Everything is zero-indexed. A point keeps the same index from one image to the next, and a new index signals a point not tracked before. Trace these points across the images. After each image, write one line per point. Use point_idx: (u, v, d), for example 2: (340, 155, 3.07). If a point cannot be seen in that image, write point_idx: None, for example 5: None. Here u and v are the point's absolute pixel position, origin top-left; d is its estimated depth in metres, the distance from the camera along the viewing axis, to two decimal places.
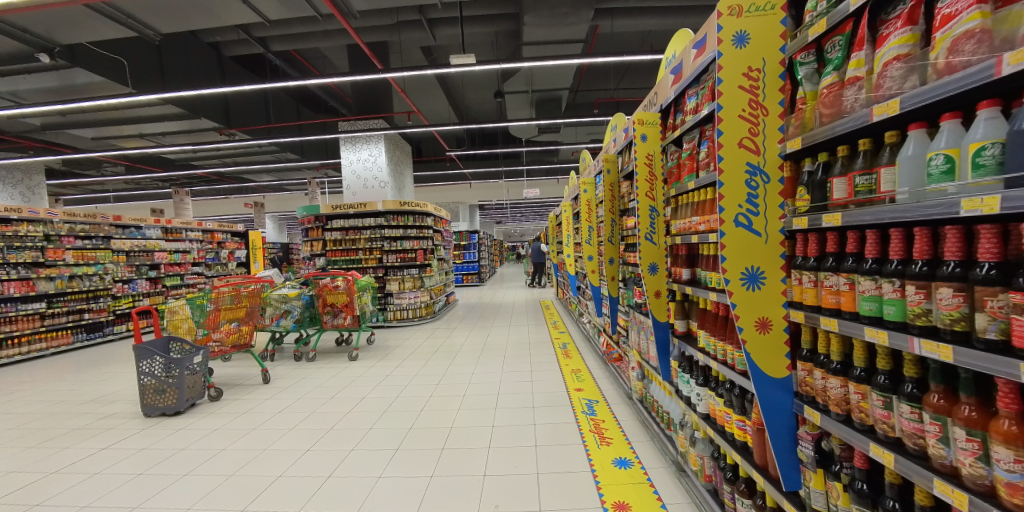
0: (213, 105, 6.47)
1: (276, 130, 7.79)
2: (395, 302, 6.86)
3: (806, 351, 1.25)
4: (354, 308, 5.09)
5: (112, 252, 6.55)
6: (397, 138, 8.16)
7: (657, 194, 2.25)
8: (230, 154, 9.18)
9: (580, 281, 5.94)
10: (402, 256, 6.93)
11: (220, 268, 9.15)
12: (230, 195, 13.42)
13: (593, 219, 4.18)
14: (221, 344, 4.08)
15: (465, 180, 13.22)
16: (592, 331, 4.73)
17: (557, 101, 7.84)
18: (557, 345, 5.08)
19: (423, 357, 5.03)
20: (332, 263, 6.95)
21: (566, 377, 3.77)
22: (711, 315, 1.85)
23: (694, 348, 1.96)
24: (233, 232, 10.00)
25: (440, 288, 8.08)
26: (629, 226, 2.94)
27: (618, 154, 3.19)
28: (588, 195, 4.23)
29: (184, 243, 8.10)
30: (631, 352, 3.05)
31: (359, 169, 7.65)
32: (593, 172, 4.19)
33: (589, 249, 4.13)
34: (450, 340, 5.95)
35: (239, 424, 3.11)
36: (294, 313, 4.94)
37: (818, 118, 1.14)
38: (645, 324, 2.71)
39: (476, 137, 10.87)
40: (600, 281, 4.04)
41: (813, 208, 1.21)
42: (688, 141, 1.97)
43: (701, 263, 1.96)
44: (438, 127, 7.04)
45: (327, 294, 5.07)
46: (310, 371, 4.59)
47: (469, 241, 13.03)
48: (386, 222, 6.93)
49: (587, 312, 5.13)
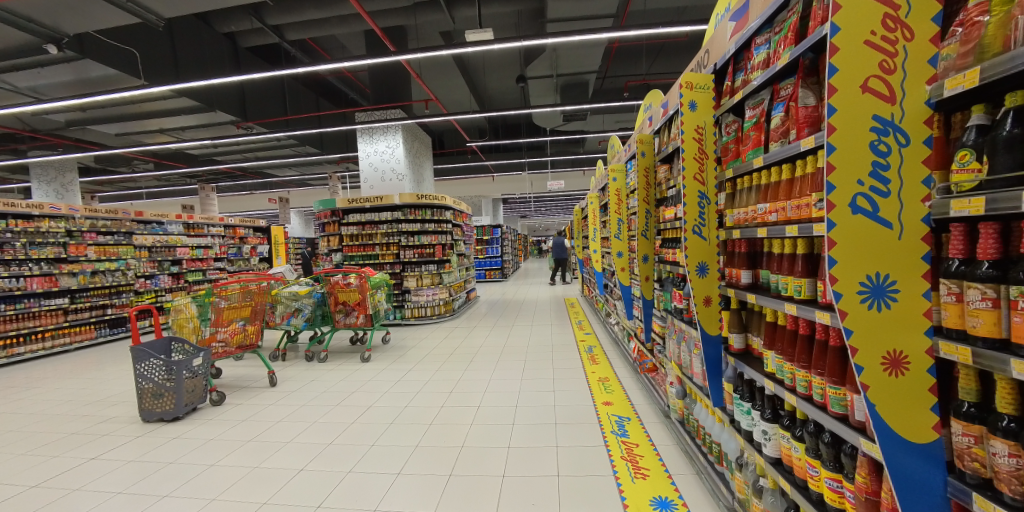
0: (229, 99, 6.46)
1: (294, 122, 7.71)
2: (413, 299, 6.63)
3: (971, 406, 0.79)
4: (367, 307, 4.87)
5: (134, 247, 7.03)
6: (416, 129, 7.90)
7: (707, 177, 1.79)
8: (252, 150, 9.23)
9: (607, 279, 5.51)
10: (419, 252, 6.64)
11: (241, 263, 9.52)
12: (255, 191, 13.66)
13: (622, 211, 3.74)
14: (226, 344, 3.95)
15: (487, 173, 12.87)
16: (622, 333, 4.32)
17: (584, 86, 7.32)
18: (583, 348, 4.68)
19: (441, 358, 4.75)
20: (348, 259, 6.76)
21: (592, 388, 3.37)
22: (784, 332, 1.41)
23: (759, 372, 1.53)
24: (256, 228, 10.25)
25: (461, 284, 7.81)
26: (669, 217, 2.49)
27: (654, 134, 2.75)
28: (616, 185, 3.79)
29: (207, 239, 8.55)
30: (669, 365, 2.62)
31: (376, 161, 7.43)
32: (624, 157, 3.73)
33: (618, 245, 3.70)
34: (469, 339, 5.67)
35: (235, 433, 2.95)
36: (305, 311, 4.78)
37: (1012, 30, 0.68)
38: (689, 334, 2.27)
39: (498, 127, 10.49)
40: (633, 279, 3.61)
41: (992, 183, 0.73)
42: (754, 106, 1.52)
43: (770, 264, 1.52)
44: (456, 115, 6.71)
45: (338, 291, 4.87)
46: (319, 373, 4.37)
47: (491, 235, 12.70)
48: (403, 216, 6.67)
49: (616, 313, 4.70)
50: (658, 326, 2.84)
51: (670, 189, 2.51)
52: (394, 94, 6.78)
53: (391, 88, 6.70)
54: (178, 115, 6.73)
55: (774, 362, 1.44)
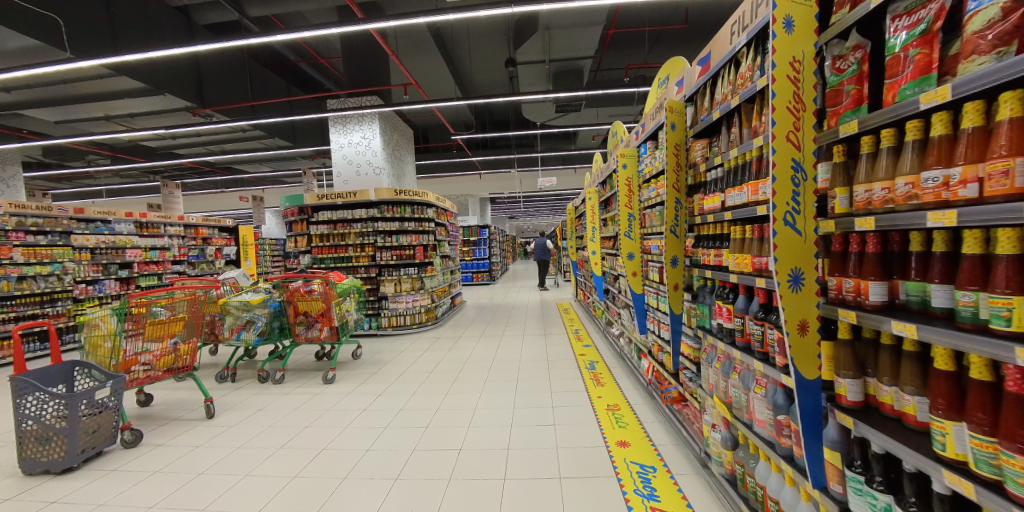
0: (185, 80, 5.75)
1: (261, 108, 6.95)
2: (390, 307, 5.92)
3: None
4: (332, 318, 4.17)
5: (72, 249, 6.17)
6: (395, 119, 7.22)
7: (804, 140, 1.17)
8: (216, 142, 8.41)
9: (607, 284, 4.96)
10: (398, 253, 5.95)
11: (204, 266, 8.67)
12: (225, 188, 12.75)
13: (634, 206, 3.17)
14: (149, 368, 3.21)
15: (474, 170, 12.21)
16: (629, 347, 3.75)
17: (579, 73, 6.73)
18: (583, 363, 4.07)
19: (422, 374, 4.09)
20: (318, 262, 6.05)
21: (601, 419, 2.74)
22: (984, 389, 0.83)
23: (925, 457, 0.91)
24: (221, 228, 9.42)
25: (444, 289, 7.13)
26: (712, 208, 1.92)
27: (687, 102, 2.14)
28: (626, 174, 3.20)
29: (163, 240, 7.73)
30: (709, 400, 2.01)
31: (350, 153, 6.71)
32: (635, 140, 3.15)
33: (629, 246, 3.12)
34: (456, 350, 5.02)
35: (140, 492, 2.24)
36: (259, 324, 4.09)
37: None
38: (751, 365, 1.65)
39: (485, 120, 9.84)
40: (649, 286, 3.05)
41: None
42: (915, 11, 0.93)
43: (938, 273, 0.95)
44: (438, 102, 6.03)
45: (298, 300, 4.18)
46: (272, 399, 3.65)
47: (479, 236, 12.05)
48: (379, 214, 5.98)
49: (621, 323, 4.13)
50: (689, 348, 2.27)
51: (711, 172, 1.94)
52: (369, 77, 6.07)
53: (367, 71, 5.99)
54: (123, 97, 5.92)
55: (959, 443, 0.85)
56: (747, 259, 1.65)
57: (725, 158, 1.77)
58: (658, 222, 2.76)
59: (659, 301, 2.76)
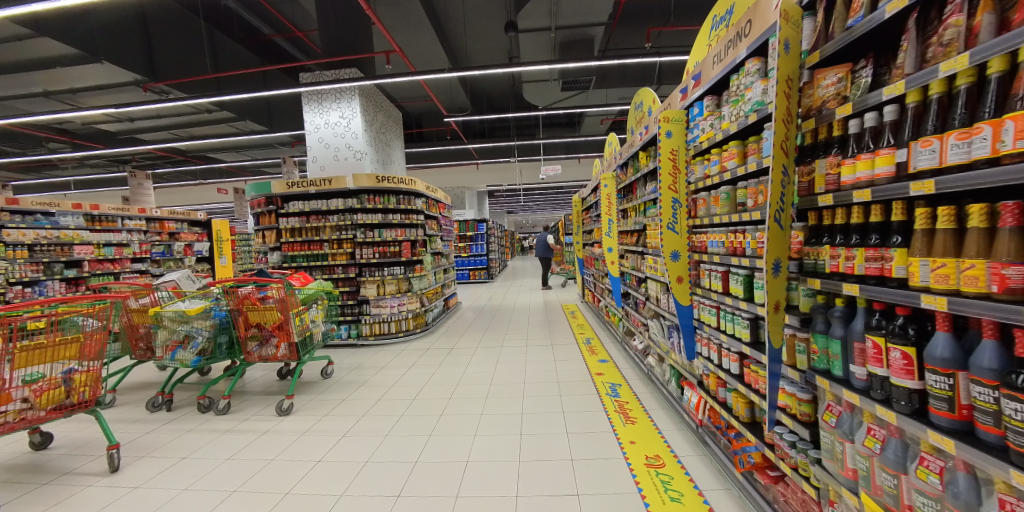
0: (129, 49, 5.08)
1: (227, 82, 6.08)
2: (372, 312, 5.10)
3: None
4: (291, 332, 3.35)
5: (5, 246, 5.34)
6: (380, 98, 6.35)
7: None
8: (182, 126, 7.54)
9: (625, 287, 4.21)
10: (380, 251, 5.14)
11: (172, 264, 7.82)
12: (203, 180, 11.86)
13: (680, 188, 2.36)
14: (29, 408, 2.36)
15: (471, 160, 11.33)
16: (667, 372, 3.00)
17: (588, 43, 5.92)
18: (604, 386, 3.29)
19: (406, 396, 3.31)
20: (288, 260, 5.25)
21: (644, 486, 1.95)
22: None
23: None
24: (191, 221, 8.56)
25: (436, 291, 6.30)
26: (869, 177, 1.13)
27: (807, 10, 1.33)
28: (669, 145, 2.34)
29: (120, 235, 6.87)
30: (846, 495, 1.22)
31: (327, 135, 5.84)
32: (684, 98, 2.34)
33: (671, 242, 2.33)
34: (449, 363, 4.23)
35: None
36: (199, 341, 3.25)
37: None
38: (991, 471, 0.86)
39: (482, 104, 8.98)
40: (701, 297, 2.31)
41: None
42: None
43: None
44: (427, 74, 5.19)
45: (249, 309, 3.36)
46: (207, 437, 2.83)
47: (476, 231, 11.22)
48: (359, 204, 5.14)
49: (651, 338, 3.35)
50: (790, 395, 1.51)
51: (856, 120, 1.17)
52: (351, 45, 5.24)
53: (346, 36, 5.16)
54: (59, 67, 5.08)
55: None
56: (976, 269, 0.88)
57: (915, 83, 0.96)
58: (725, 210, 1.97)
59: (727, 321, 1.99)
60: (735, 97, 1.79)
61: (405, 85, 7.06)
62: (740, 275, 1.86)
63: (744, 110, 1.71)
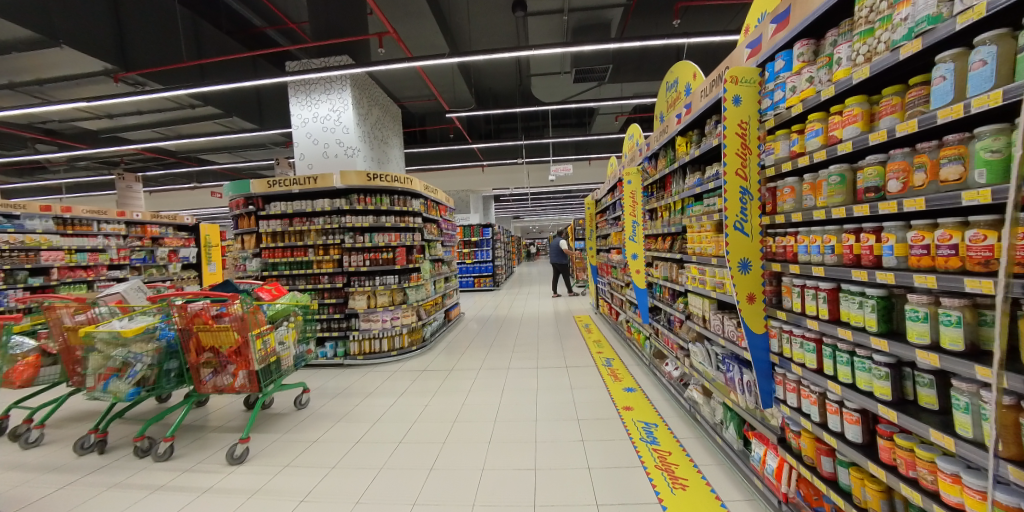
0: (96, 34, 4.58)
1: (210, 69, 5.55)
2: (361, 327, 4.50)
3: None
4: (250, 358, 2.74)
5: None
6: (375, 91, 5.82)
7: None
8: (166, 124, 7.06)
9: (654, 300, 3.60)
10: (371, 257, 4.54)
11: (154, 271, 7.29)
12: (199, 183, 11.43)
13: (751, 175, 1.75)
14: None
15: (477, 162, 10.79)
16: (718, 412, 2.38)
17: (605, 28, 5.35)
18: (636, 426, 2.65)
19: (391, 437, 2.68)
20: (269, 268, 4.68)
21: None
22: None
23: None
24: (178, 226, 8.06)
25: (436, 302, 5.69)
26: None
27: None
28: (737, 116, 1.71)
29: (95, 240, 6.35)
30: None
31: (315, 130, 5.29)
32: (758, 54, 1.74)
33: (740, 249, 1.77)
34: (447, 386, 3.59)
35: None
36: (138, 370, 2.66)
37: None
38: None
39: (487, 102, 8.46)
40: (783, 324, 1.69)
41: None
42: None
43: None
44: (426, 60, 4.63)
45: (201, 329, 2.77)
46: (133, 494, 2.22)
47: (481, 236, 10.63)
48: (347, 206, 4.55)
49: (694, 365, 2.72)
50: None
51: None
52: (342, 28, 4.71)
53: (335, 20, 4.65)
54: (18, 53, 4.58)
55: None
56: None
57: None
58: (839, 201, 1.35)
59: (838, 365, 1.38)
60: (867, 28, 1.20)
61: (406, 84, 6.47)
62: (870, 298, 1.25)
63: (892, 39, 1.10)
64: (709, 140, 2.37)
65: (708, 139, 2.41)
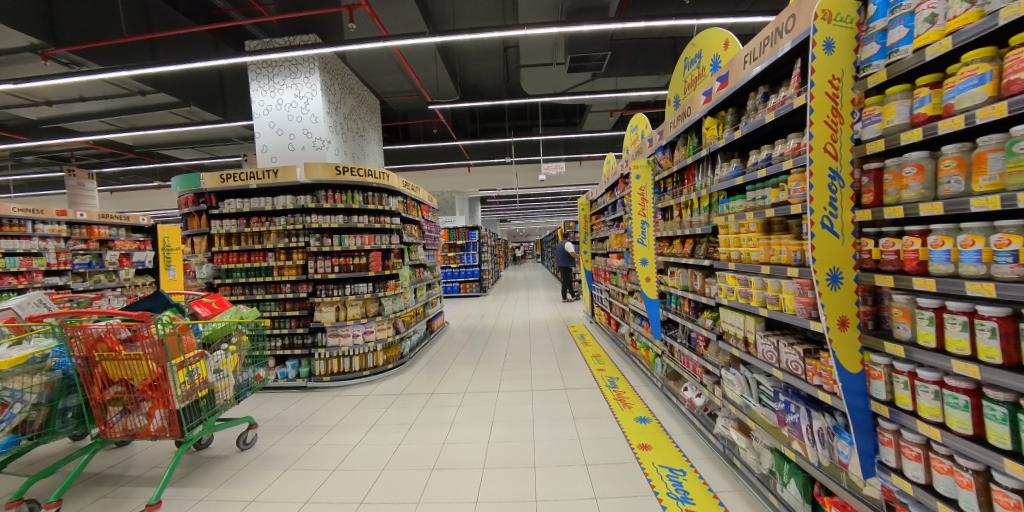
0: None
1: (162, 48, 4.87)
2: (328, 343, 3.89)
3: None
4: (169, 397, 2.07)
5: None
6: (348, 77, 5.24)
7: None
8: (117, 113, 6.32)
9: (667, 312, 3.11)
10: (340, 263, 3.95)
11: (102, 278, 6.47)
12: (161, 182, 10.56)
13: (843, 153, 1.28)
14: None
15: (463, 160, 10.25)
16: (767, 461, 1.87)
17: (603, 9, 4.88)
18: (660, 474, 2.12)
19: (351, 495, 2.09)
20: (223, 275, 4.06)
21: None
22: None
23: None
24: (132, 227, 7.26)
25: (416, 312, 5.11)
26: None
27: None
28: (827, 70, 1.23)
29: (29, 242, 5.47)
30: None
31: (279, 118, 4.67)
32: None
33: (828, 255, 1.29)
34: (426, 416, 3.01)
35: None
36: (16, 412, 1.95)
37: None
38: None
39: (473, 95, 7.94)
40: (894, 361, 1.21)
41: None
42: None
43: None
44: (404, 39, 4.07)
45: (106, 358, 2.09)
46: None
47: (467, 239, 10.05)
48: (313, 203, 3.95)
49: (726, 395, 2.22)
50: None
51: None
52: (309, 1, 4.13)
53: None
54: None
55: None
56: None
57: None
58: None
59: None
60: None
61: (383, 71, 5.90)
62: None
63: None
64: (754, 117, 1.87)
65: (751, 118, 1.93)
